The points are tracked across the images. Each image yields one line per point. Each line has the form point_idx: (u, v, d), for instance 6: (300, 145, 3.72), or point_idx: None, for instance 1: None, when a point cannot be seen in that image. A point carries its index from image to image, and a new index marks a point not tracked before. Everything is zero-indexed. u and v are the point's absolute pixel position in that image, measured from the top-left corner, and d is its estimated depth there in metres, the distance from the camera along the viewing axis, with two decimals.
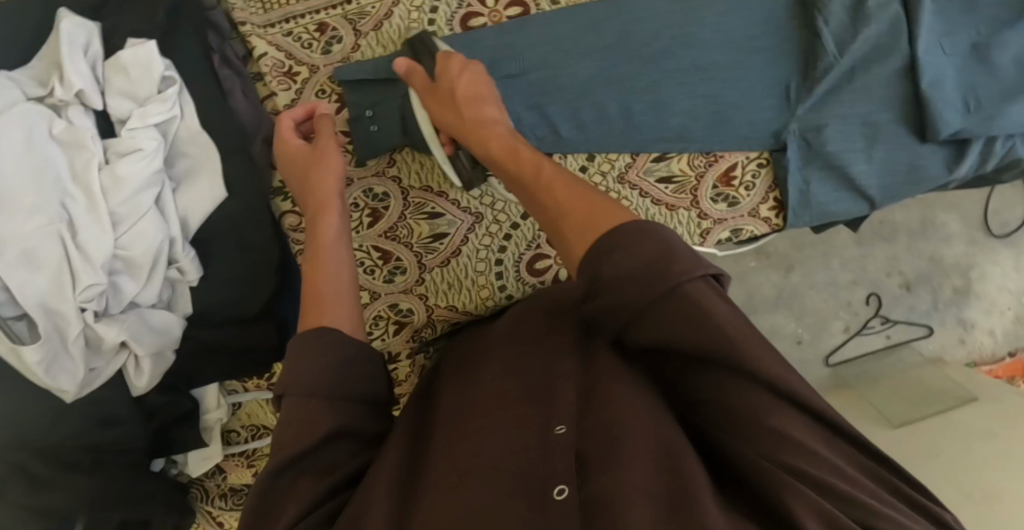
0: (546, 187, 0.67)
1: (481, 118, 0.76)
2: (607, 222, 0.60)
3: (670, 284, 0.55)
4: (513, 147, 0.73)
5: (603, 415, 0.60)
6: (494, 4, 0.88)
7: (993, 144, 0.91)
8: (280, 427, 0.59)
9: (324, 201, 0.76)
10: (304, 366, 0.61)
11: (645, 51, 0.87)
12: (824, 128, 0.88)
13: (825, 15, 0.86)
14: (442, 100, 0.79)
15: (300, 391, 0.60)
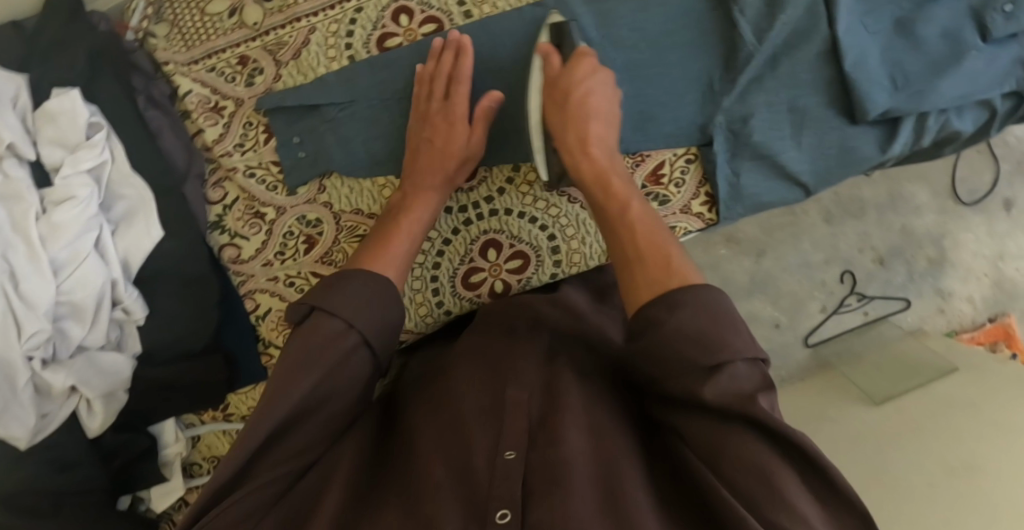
0: (630, 222, 0.70)
1: (583, 138, 0.77)
2: (669, 276, 0.63)
3: (715, 360, 0.57)
4: (605, 177, 0.75)
5: (553, 444, 0.62)
6: (408, 23, 0.88)
7: (925, 120, 0.90)
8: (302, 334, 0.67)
9: (419, 186, 0.82)
10: (352, 292, 0.69)
11: (562, 56, 0.87)
12: (750, 118, 0.88)
13: (739, 5, 0.86)
14: (557, 104, 0.79)
15: (346, 318, 0.68)
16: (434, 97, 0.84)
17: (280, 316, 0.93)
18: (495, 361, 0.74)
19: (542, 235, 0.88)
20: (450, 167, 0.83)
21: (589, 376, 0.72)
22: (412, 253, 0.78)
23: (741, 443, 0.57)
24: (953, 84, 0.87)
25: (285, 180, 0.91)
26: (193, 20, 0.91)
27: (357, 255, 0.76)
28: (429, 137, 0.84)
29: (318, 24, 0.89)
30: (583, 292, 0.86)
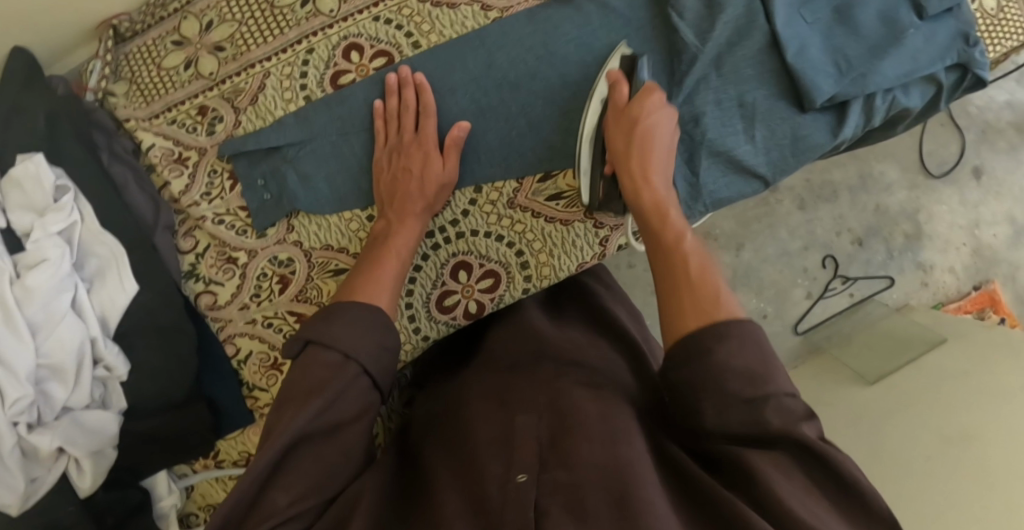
0: (684, 252, 0.70)
1: (645, 166, 0.77)
2: (718, 309, 0.63)
3: (759, 394, 0.58)
4: (663, 208, 0.75)
5: (568, 468, 0.61)
6: (359, 59, 0.90)
7: (873, 100, 0.93)
8: (300, 370, 0.69)
9: (402, 209, 0.84)
10: (348, 325, 0.71)
11: (512, 76, 0.89)
12: (701, 117, 0.88)
13: (678, 9, 0.87)
14: (621, 130, 0.79)
15: (342, 350, 0.69)
16: (405, 130, 0.86)
17: (262, 358, 0.93)
18: (506, 396, 0.74)
19: (510, 252, 0.90)
20: (426, 201, 0.85)
21: (598, 394, 0.73)
22: (399, 279, 0.80)
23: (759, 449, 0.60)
24: (896, 63, 0.91)
25: (253, 223, 0.91)
26: (150, 75, 0.93)
27: (347, 288, 0.77)
28: (405, 167, 0.85)
29: (272, 68, 0.91)
30: (578, 329, 0.88)
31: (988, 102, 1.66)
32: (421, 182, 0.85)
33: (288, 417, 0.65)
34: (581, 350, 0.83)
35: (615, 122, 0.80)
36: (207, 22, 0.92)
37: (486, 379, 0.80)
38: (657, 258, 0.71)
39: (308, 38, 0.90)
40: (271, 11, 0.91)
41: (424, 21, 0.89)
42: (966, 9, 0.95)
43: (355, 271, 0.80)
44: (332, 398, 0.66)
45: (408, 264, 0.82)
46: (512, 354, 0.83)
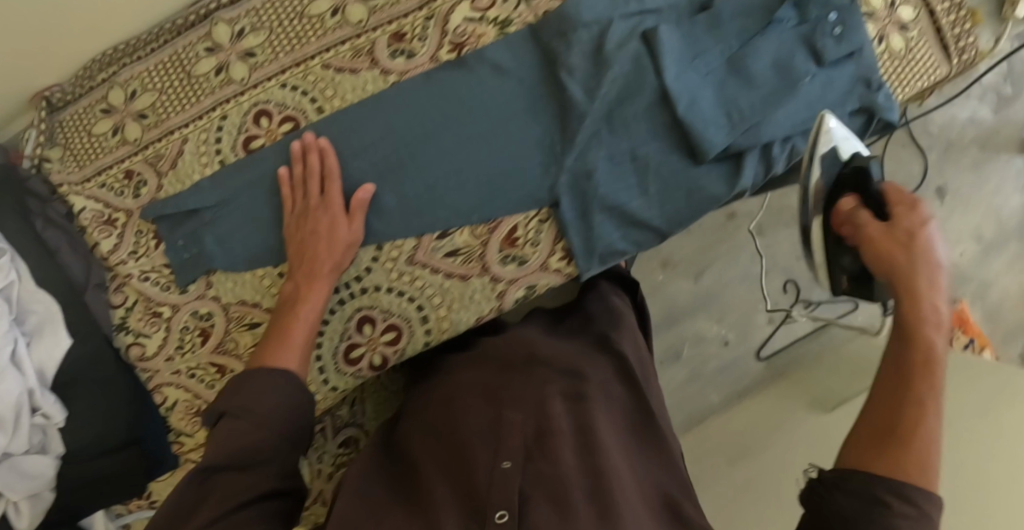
0: (927, 400, 0.68)
1: (929, 286, 0.74)
2: (929, 482, 0.64)
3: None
4: (933, 351, 0.70)
5: (552, 462, 0.72)
6: (269, 124, 0.95)
7: (771, 149, 0.93)
8: (219, 436, 0.74)
9: (313, 274, 0.88)
10: (257, 396, 0.76)
11: (410, 137, 0.92)
12: (593, 172, 0.90)
13: (566, 68, 0.89)
14: (897, 243, 0.77)
15: (256, 419, 0.74)
16: (310, 194, 0.91)
17: (188, 406, 0.98)
18: (494, 387, 0.82)
19: (411, 307, 0.94)
20: (332, 264, 0.89)
21: (577, 396, 0.81)
22: (307, 342, 0.86)
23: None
24: (790, 113, 0.92)
25: (175, 280, 0.97)
26: (83, 142, 0.99)
27: (258, 354, 0.83)
28: (311, 234, 0.89)
29: (189, 135, 0.96)
30: (569, 342, 0.90)
31: (951, 120, 1.62)
32: (328, 249, 0.89)
33: (214, 445, 0.74)
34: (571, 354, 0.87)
35: (885, 241, 0.78)
36: (131, 91, 0.98)
37: (472, 371, 0.87)
38: (893, 392, 0.70)
39: (222, 105, 0.96)
40: (188, 80, 0.96)
41: (327, 86, 0.94)
42: (868, 53, 0.95)
43: (268, 334, 0.86)
44: (241, 436, 0.73)
45: (316, 327, 0.88)
46: (505, 351, 0.89)
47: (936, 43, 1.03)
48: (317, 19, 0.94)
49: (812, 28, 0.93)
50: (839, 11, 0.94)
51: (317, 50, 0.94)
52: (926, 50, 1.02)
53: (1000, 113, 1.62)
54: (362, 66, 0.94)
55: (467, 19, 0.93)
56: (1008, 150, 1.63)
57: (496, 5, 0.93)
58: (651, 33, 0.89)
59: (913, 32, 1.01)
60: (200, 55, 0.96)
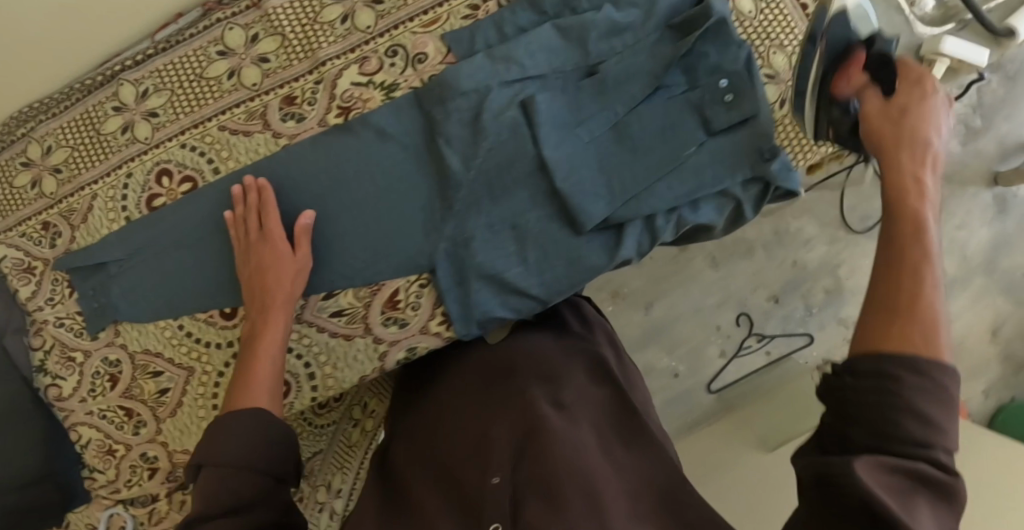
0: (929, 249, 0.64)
1: (921, 160, 0.71)
2: (936, 350, 0.59)
3: (932, 439, 0.56)
4: (923, 222, 0.66)
5: (539, 463, 0.72)
6: (170, 184, 0.99)
7: (655, 221, 0.92)
8: (201, 488, 0.74)
9: (267, 304, 0.88)
10: (232, 436, 0.76)
11: (294, 199, 0.93)
12: (471, 240, 0.92)
13: (444, 137, 0.90)
14: (889, 118, 0.74)
15: (234, 463, 0.74)
16: (253, 228, 0.90)
17: (101, 445, 1.03)
18: (486, 408, 0.84)
19: (299, 364, 0.97)
20: (288, 293, 0.89)
21: (564, 401, 0.82)
22: (274, 377, 0.85)
23: (925, 439, 0.56)
24: (676, 183, 0.91)
25: (87, 327, 1.02)
26: (6, 193, 1.05)
27: (227, 401, 0.82)
28: (258, 271, 0.88)
29: (98, 191, 1.01)
30: (558, 354, 0.92)
31: None
32: (284, 278, 0.88)
33: (200, 498, 0.73)
34: (552, 365, 0.89)
35: (875, 115, 0.76)
36: (47, 146, 1.02)
37: (461, 394, 0.90)
38: (884, 282, 0.64)
39: (127, 163, 1.00)
40: (97, 138, 1.00)
41: (223, 148, 0.97)
42: (767, 120, 0.91)
43: (233, 374, 0.86)
44: (222, 483, 0.73)
45: (281, 360, 0.87)
46: (486, 371, 0.91)
47: None
48: (214, 82, 0.98)
49: (702, 97, 0.91)
50: (731, 77, 0.90)
51: (214, 112, 0.98)
52: None
53: (967, 145, 1.57)
54: (255, 129, 0.96)
55: (354, 84, 0.94)
56: (974, 184, 1.59)
57: (383, 69, 0.94)
58: (529, 102, 0.89)
59: None
60: (108, 113, 1.00)
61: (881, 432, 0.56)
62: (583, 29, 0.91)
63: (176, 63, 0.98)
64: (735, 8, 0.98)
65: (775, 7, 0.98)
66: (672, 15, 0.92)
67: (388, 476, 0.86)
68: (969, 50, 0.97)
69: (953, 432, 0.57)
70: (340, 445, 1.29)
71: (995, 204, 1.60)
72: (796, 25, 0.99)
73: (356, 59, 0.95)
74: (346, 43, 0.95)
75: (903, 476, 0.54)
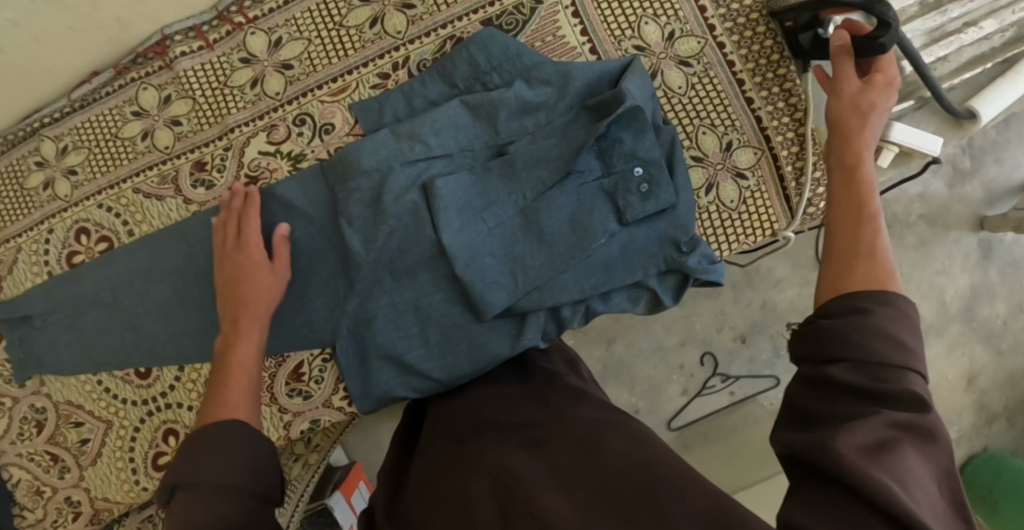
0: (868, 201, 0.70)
1: (865, 109, 0.76)
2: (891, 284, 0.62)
3: (904, 361, 0.56)
4: (866, 172, 0.72)
5: (526, 508, 0.63)
6: (88, 242, 0.99)
7: (560, 311, 0.88)
8: (175, 513, 0.65)
9: (243, 321, 0.83)
10: (212, 453, 0.68)
11: (203, 271, 0.95)
12: (372, 321, 0.91)
13: (346, 217, 0.88)
14: (843, 104, 0.77)
15: (212, 481, 0.66)
16: (229, 237, 0.87)
17: (31, 484, 1.05)
18: (458, 464, 0.74)
19: None
20: (266, 301, 0.85)
21: (543, 444, 0.73)
22: (249, 390, 0.78)
23: (898, 379, 0.54)
24: (581, 273, 0.86)
25: (14, 377, 1.03)
26: None
27: (201, 413, 0.75)
28: (239, 279, 0.84)
29: (23, 244, 1.02)
30: (525, 393, 0.85)
31: (897, 195, 1.54)
32: (264, 280, 0.85)
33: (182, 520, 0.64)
34: (520, 409, 0.82)
35: (844, 98, 0.77)
36: None
37: (431, 450, 0.81)
38: (849, 221, 0.69)
39: (49, 219, 1.01)
40: (21, 193, 1.01)
41: (137, 210, 0.97)
42: (682, 212, 0.86)
43: (206, 397, 0.77)
44: (211, 499, 0.65)
45: (256, 370, 0.81)
46: (454, 424, 0.83)
47: (778, 193, 0.93)
48: (129, 142, 0.97)
49: (614, 183, 0.85)
50: (645, 165, 0.85)
51: (129, 173, 0.97)
52: (767, 201, 0.93)
53: (953, 189, 1.54)
54: (167, 193, 0.96)
55: (262, 153, 0.93)
56: (958, 228, 1.55)
57: (291, 138, 0.92)
58: (429, 186, 0.86)
59: (750, 180, 0.92)
60: (31, 168, 1.01)
61: (864, 388, 0.55)
62: (491, 108, 0.87)
63: (92, 122, 0.98)
64: (664, 83, 0.92)
65: (707, 83, 0.92)
66: (586, 96, 0.87)
67: None
68: (920, 138, 0.92)
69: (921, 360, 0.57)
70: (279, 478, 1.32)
71: (979, 248, 1.56)
72: (731, 102, 0.92)
73: (264, 127, 0.93)
74: (256, 109, 0.93)
75: (883, 433, 0.52)
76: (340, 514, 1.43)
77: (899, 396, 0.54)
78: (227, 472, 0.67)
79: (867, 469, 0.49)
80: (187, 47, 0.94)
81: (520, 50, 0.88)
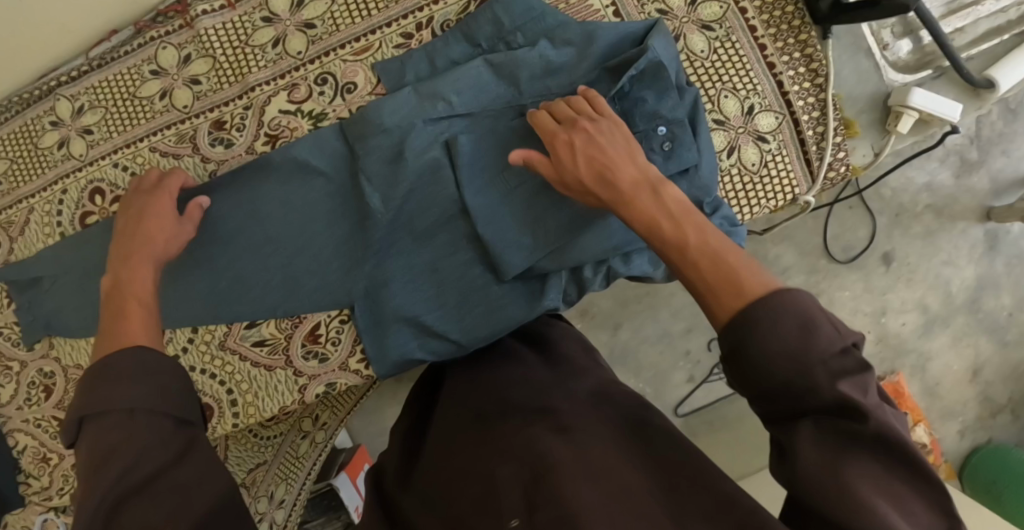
0: (672, 217, 0.64)
1: (582, 137, 0.71)
2: (735, 274, 0.58)
3: (823, 365, 0.54)
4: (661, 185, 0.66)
5: (553, 502, 0.61)
6: (102, 202, 0.98)
7: (582, 271, 0.87)
8: (87, 445, 0.63)
9: (135, 252, 0.79)
10: (115, 383, 0.64)
11: (211, 235, 0.92)
12: (389, 283, 0.89)
13: (365, 174, 0.87)
14: (567, 143, 0.71)
15: (122, 408, 0.63)
16: (145, 184, 0.88)
17: (37, 451, 1.05)
18: (480, 444, 0.73)
19: (222, 390, 0.97)
20: (160, 248, 0.81)
21: (569, 427, 0.70)
22: (151, 319, 0.73)
23: (830, 381, 0.53)
24: (615, 230, 0.83)
25: (23, 339, 1.02)
26: None
27: (99, 345, 0.69)
28: (139, 218, 0.83)
29: (35, 205, 1.01)
30: (543, 369, 0.82)
31: (904, 184, 1.54)
32: (158, 216, 0.83)
33: (93, 473, 0.60)
34: (544, 388, 0.78)
35: (570, 146, 0.71)
36: None
37: (450, 421, 0.80)
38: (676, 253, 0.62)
39: (63, 180, 0.99)
40: (35, 152, 1.00)
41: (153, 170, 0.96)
42: (704, 172, 0.86)
43: (101, 329, 0.71)
44: (124, 441, 0.61)
45: (154, 302, 0.75)
46: (474, 401, 0.80)
47: (800, 157, 0.94)
48: (146, 101, 0.96)
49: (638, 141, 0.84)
50: (669, 124, 0.85)
51: (146, 132, 0.96)
52: (788, 164, 0.94)
53: (960, 180, 1.54)
54: (184, 152, 0.95)
55: (282, 112, 0.92)
56: (965, 219, 1.56)
57: (312, 97, 0.92)
58: (452, 143, 0.86)
59: (771, 143, 0.93)
60: (46, 128, 1.00)
61: (811, 391, 0.54)
62: (515, 68, 0.87)
63: (108, 81, 0.97)
64: (686, 46, 0.92)
65: (730, 47, 0.92)
66: (609, 57, 0.87)
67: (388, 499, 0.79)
68: (937, 103, 0.93)
69: (829, 327, 0.55)
70: (286, 455, 1.30)
71: (985, 239, 1.56)
72: (753, 67, 0.92)
73: (285, 86, 0.92)
74: (277, 68, 0.93)
75: (825, 442, 0.53)
76: (347, 495, 1.42)
77: (848, 408, 0.53)
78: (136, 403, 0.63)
79: (825, 486, 0.52)
80: (208, 6, 0.94)
81: (545, 11, 0.88)
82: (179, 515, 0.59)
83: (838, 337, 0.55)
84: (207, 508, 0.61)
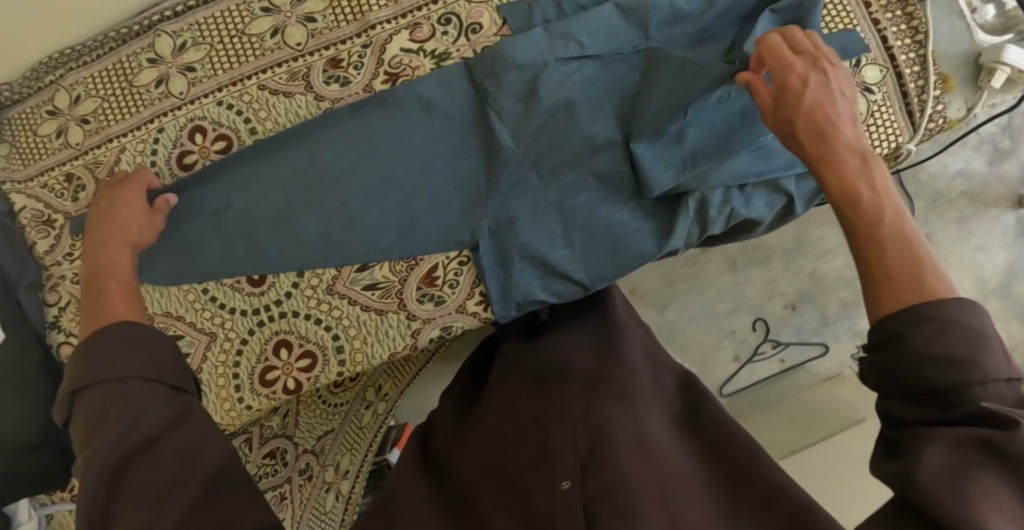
0: (870, 200, 0.63)
1: (808, 84, 0.68)
2: (923, 282, 0.58)
3: (974, 372, 0.53)
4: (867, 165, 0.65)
5: (607, 469, 0.65)
6: (202, 141, 0.95)
7: (707, 210, 0.88)
8: (83, 414, 0.68)
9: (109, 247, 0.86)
10: (109, 357, 0.70)
11: (328, 174, 0.91)
12: (515, 220, 0.89)
13: (496, 109, 0.88)
14: (792, 90, 0.68)
15: (116, 376, 0.68)
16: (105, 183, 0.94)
17: None
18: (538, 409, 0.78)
19: (327, 336, 0.95)
20: (132, 241, 0.89)
21: (629, 403, 0.76)
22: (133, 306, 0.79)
23: (975, 394, 0.52)
24: (745, 161, 0.86)
25: None
26: (28, 141, 1.00)
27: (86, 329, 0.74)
28: (106, 212, 0.89)
29: (127, 144, 0.97)
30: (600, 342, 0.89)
31: (939, 170, 1.58)
32: (128, 211, 0.90)
33: (93, 444, 0.64)
34: (602, 363, 0.84)
35: (800, 89, 0.68)
36: (76, 95, 0.98)
37: (509, 390, 0.85)
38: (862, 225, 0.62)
39: (158, 118, 0.96)
40: (130, 90, 0.96)
41: (261, 107, 0.94)
42: None
43: (85, 320, 0.76)
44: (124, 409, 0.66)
45: (135, 295, 0.82)
46: (538, 366, 0.87)
47: (901, 108, 0.97)
48: (256, 39, 0.94)
49: None
50: None
51: (254, 70, 0.94)
52: (892, 115, 0.97)
53: (993, 167, 1.57)
54: (296, 89, 0.93)
55: (404, 50, 0.92)
56: (998, 206, 1.59)
57: (435, 38, 0.92)
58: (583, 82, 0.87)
59: (877, 95, 0.96)
60: (143, 65, 0.96)
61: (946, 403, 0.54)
62: (644, 12, 0.87)
63: (216, 18, 0.95)
64: None
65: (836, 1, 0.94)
66: (736, 3, 0.88)
67: (431, 456, 0.84)
68: None
69: (1001, 350, 0.54)
70: (351, 425, 1.25)
71: (1018, 225, 1.58)
72: (859, 22, 0.95)
73: (406, 25, 0.92)
74: (398, 7, 0.92)
75: (950, 451, 0.52)
76: None
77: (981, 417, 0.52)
78: (130, 371, 0.69)
79: (933, 492, 0.50)
80: None
81: None
82: (188, 475, 0.63)
83: (1005, 363, 0.53)
84: (216, 472, 0.65)
